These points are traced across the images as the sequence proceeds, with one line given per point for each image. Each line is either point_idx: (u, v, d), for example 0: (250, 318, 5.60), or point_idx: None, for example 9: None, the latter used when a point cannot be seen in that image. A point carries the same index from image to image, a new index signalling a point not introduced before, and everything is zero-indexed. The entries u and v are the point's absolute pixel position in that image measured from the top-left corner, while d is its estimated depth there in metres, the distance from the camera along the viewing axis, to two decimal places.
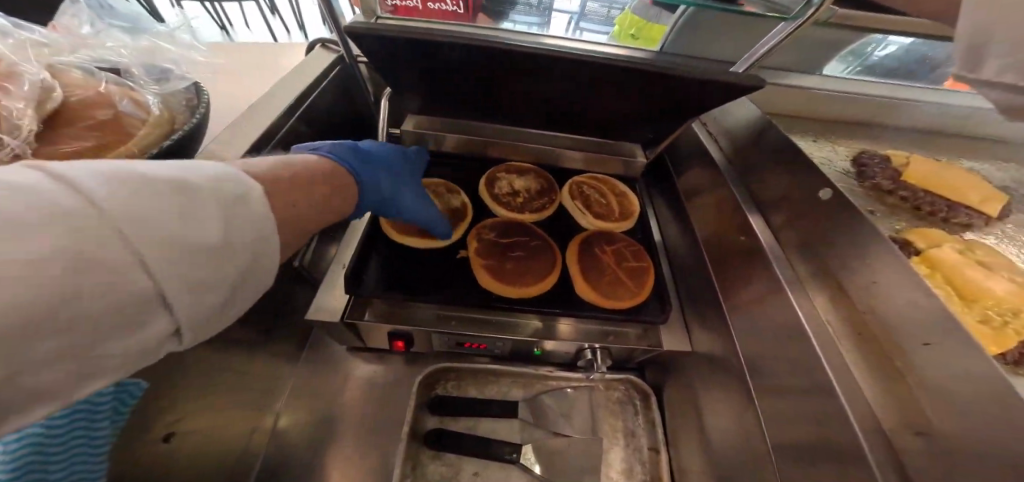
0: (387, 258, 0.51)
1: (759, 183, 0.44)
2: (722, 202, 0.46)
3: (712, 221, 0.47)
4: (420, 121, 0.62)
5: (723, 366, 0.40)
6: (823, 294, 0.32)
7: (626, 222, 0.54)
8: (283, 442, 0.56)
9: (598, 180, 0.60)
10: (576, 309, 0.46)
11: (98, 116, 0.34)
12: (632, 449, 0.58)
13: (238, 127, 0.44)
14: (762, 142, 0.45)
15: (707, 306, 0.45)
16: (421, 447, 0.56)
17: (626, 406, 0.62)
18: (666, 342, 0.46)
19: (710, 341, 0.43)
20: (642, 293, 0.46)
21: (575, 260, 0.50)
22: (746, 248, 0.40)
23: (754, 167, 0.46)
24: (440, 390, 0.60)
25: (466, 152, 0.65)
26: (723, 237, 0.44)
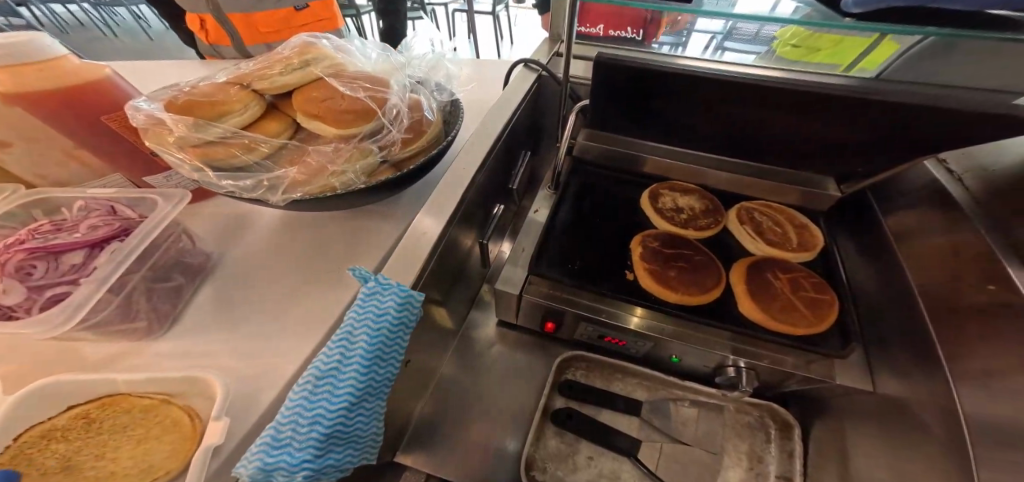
0: (559, 247, 0.59)
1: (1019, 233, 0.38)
2: (958, 250, 0.41)
3: (940, 269, 0.42)
4: (591, 135, 0.69)
5: (939, 430, 0.36)
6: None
7: (805, 253, 0.51)
8: (440, 382, 0.68)
9: (771, 207, 0.58)
10: (738, 324, 0.46)
11: (417, 117, 0.52)
12: (754, 473, 0.54)
13: (475, 136, 0.60)
14: None
15: (916, 360, 0.40)
16: (549, 422, 0.61)
17: (756, 433, 0.57)
18: (841, 379, 0.43)
19: (918, 398, 0.39)
20: (822, 325, 0.44)
21: (740, 279, 0.49)
22: (996, 301, 0.35)
23: (1013, 216, 0.39)
24: (570, 375, 0.65)
25: (633, 166, 0.70)
26: (957, 288, 0.39)
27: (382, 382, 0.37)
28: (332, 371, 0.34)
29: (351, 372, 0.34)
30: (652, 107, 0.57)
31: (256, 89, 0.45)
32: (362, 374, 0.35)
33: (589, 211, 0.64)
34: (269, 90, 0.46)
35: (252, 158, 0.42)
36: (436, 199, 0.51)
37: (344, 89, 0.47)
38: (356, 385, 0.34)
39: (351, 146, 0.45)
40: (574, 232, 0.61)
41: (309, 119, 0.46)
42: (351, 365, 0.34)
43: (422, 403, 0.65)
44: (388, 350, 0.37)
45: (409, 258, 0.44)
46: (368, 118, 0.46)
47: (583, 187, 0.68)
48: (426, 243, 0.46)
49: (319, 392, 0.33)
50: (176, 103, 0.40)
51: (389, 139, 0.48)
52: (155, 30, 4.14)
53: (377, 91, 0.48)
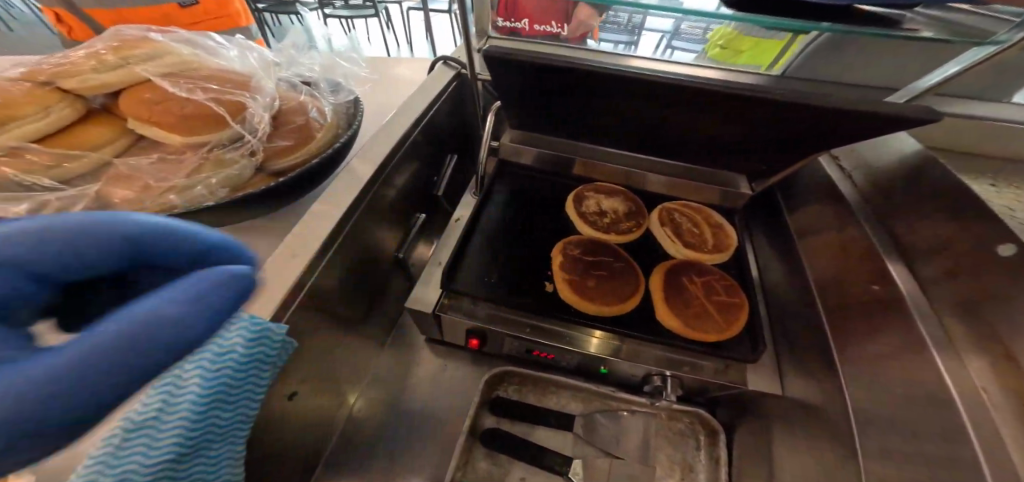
0: (474, 258, 0.55)
1: (898, 226, 0.38)
2: (847, 245, 0.41)
3: (832, 264, 0.42)
4: (519, 136, 0.66)
5: (834, 429, 0.35)
6: (981, 359, 0.27)
7: (721, 254, 0.50)
8: (360, 411, 0.62)
9: (690, 206, 0.57)
10: (654, 333, 0.44)
11: (297, 122, 0.46)
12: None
13: (377, 137, 0.54)
14: (914, 182, 0.40)
15: (815, 358, 0.40)
16: (475, 445, 0.57)
17: (687, 441, 0.56)
18: (754, 383, 0.43)
19: (817, 397, 0.38)
20: (732, 330, 0.43)
21: (658, 286, 0.47)
22: (878, 298, 0.35)
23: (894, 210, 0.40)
24: (501, 392, 0.62)
25: (559, 169, 0.67)
26: (845, 283, 0.39)
27: (234, 413, 0.32)
28: (151, 421, 0.27)
29: (176, 422, 0.27)
30: (565, 109, 0.54)
31: (64, 88, 0.37)
32: (194, 419, 0.28)
33: (512, 217, 0.61)
34: (84, 91, 0.37)
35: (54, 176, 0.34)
36: (322, 211, 0.44)
37: (177, 90, 0.38)
38: (186, 432, 0.28)
39: (199, 157, 0.38)
40: (492, 240, 0.57)
41: (146, 126, 0.39)
42: (177, 415, 0.27)
43: (339, 437, 0.59)
44: (239, 377, 0.31)
45: (277, 283, 0.37)
46: (219, 123, 0.39)
47: (512, 192, 0.65)
48: (298, 266, 0.39)
49: (127, 448, 0.26)
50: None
51: (249, 148, 0.40)
52: (65, 25, 3.70)
53: (228, 93, 0.40)
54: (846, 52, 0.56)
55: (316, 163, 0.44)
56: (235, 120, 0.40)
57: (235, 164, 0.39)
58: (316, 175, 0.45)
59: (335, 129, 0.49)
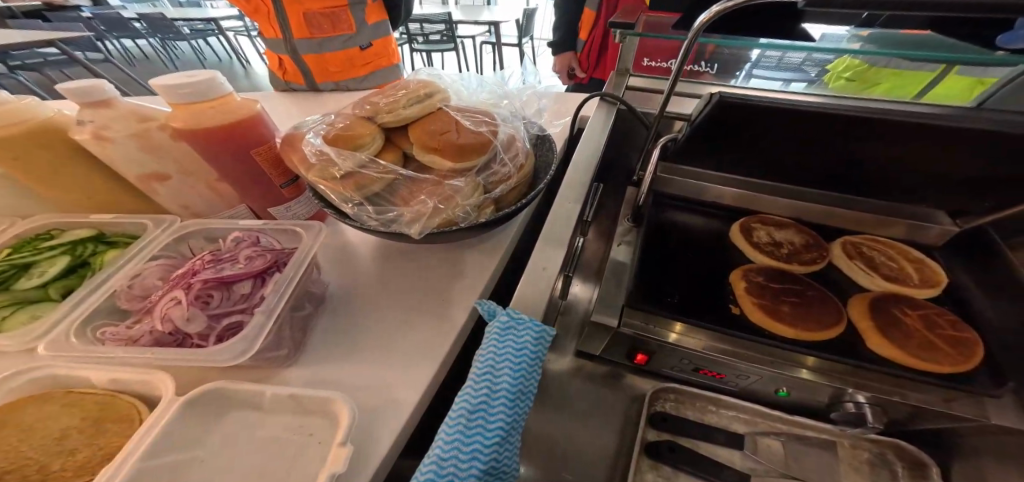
0: (654, 276, 0.58)
1: None
2: None
3: None
4: (667, 169, 0.72)
5: None
6: None
7: (932, 289, 0.49)
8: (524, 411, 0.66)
9: (876, 240, 0.56)
10: (867, 361, 0.44)
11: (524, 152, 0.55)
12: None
13: (572, 169, 0.60)
14: None
15: None
16: (646, 456, 0.58)
17: (879, 472, 0.53)
18: (997, 419, 0.39)
19: None
20: (968, 365, 0.42)
21: (865, 316, 0.48)
22: None
23: None
24: (660, 408, 0.63)
25: (716, 198, 0.70)
26: None
27: (522, 417, 0.38)
28: (482, 405, 0.35)
29: (499, 408, 0.35)
30: (747, 141, 0.58)
31: (380, 123, 0.49)
32: (510, 410, 0.35)
33: (682, 246, 0.63)
34: (390, 123, 0.49)
35: (382, 185, 0.45)
36: (549, 230, 0.50)
37: (465, 122, 0.50)
38: (506, 423, 0.35)
39: (471, 180, 0.48)
40: (669, 264, 0.60)
41: (426, 152, 0.48)
42: (499, 401, 0.35)
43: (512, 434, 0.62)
44: (528, 381, 0.38)
45: (532, 289, 0.44)
46: (479, 153, 0.49)
47: (666, 219, 0.68)
48: (550, 277, 0.45)
49: (474, 424, 0.34)
50: (331, 137, 0.45)
51: (504, 175, 0.50)
52: (209, 63, 4.51)
53: (486, 129, 0.51)
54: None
55: (536, 192, 0.52)
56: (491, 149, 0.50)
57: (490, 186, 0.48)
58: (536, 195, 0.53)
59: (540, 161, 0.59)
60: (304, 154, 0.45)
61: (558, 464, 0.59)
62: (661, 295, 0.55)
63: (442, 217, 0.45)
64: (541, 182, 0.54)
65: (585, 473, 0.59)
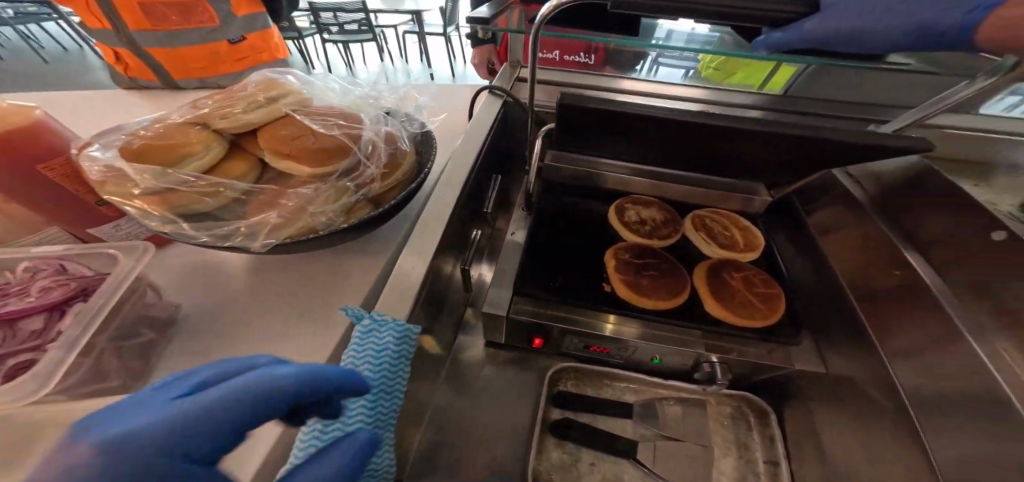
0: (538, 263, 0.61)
1: (909, 222, 0.47)
2: (865, 242, 0.50)
3: (855, 260, 0.51)
4: (557, 157, 0.76)
5: (880, 391, 0.42)
6: (1000, 332, 0.35)
7: (751, 252, 0.60)
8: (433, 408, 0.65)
9: (722, 214, 0.66)
10: (704, 323, 0.53)
11: (394, 151, 0.53)
12: (745, 461, 0.58)
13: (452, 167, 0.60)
14: (918, 188, 0.48)
15: (850, 334, 0.48)
16: (547, 433, 0.62)
17: (737, 423, 0.62)
18: (798, 363, 0.50)
19: (853, 367, 0.46)
20: (775, 317, 0.51)
21: (704, 282, 0.56)
22: (898, 284, 0.44)
23: (904, 214, 0.48)
24: (562, 387, 0.66)
25: (599, 185, 0.75)
26: (869, 278, 0.48)
27: (390, 417, 0.38)
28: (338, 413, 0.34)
29: (357, 414, 0.35)
30: (607, 137, 0.63)
31: (214, 129, 0.45)
32: (370, 414, 0.35)
33: (569, 234, 0.67)
34: (228, 129, 0.45)
35: (216, 201, 0.42)
36: (420, 227, 0.50)
37: (315, 126, 0.47)
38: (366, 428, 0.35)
39: (331, 185, 0.45)
40: (553, 251, 0.64)
41: (279, 160, 0.45)
42: (357, 407, 0.35)
43: (419, 435, 0.61)
44: (393, 381, 0.38)
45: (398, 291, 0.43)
46: (338, 156, 0.46)
47: (557, 208, 0.72)
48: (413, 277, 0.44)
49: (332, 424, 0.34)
50: (131, 150, 0.40)
51: (370, 176, 0.48)
52: (55, 55, 3.71)
53: (344, 128, 0.48)
54: (824, 80, 0.66)
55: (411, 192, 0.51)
56: (353, 152, 0.47)
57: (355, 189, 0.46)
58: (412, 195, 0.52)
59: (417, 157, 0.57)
60: (99, 173, 0.39)
61: (465, 455, 0.60)
62: (545, 283, 0.58)
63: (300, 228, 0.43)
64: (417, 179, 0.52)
65: (491, 460, 0.60)
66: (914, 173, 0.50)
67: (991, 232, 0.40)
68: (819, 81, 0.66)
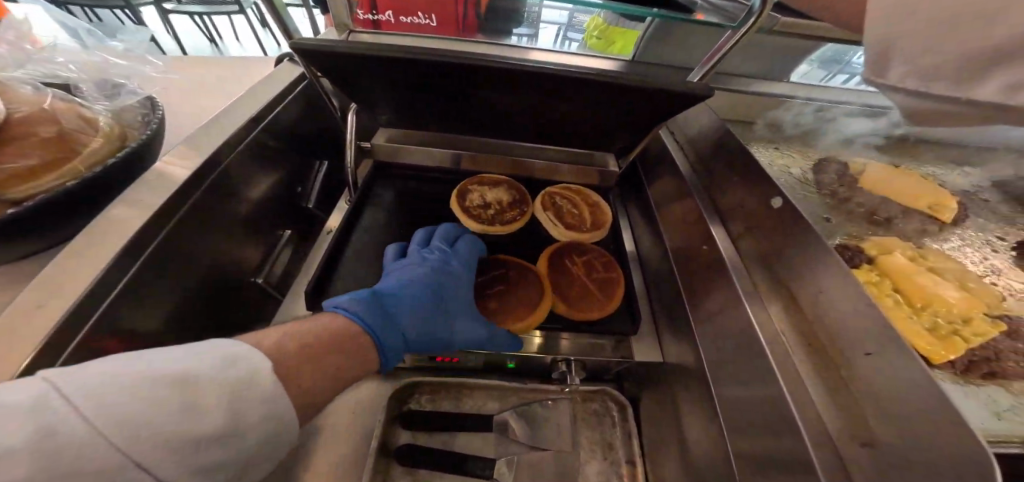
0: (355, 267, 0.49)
1: (719, 187, 0.44)
2: (686, 210, 0.47)
3: (681, 231, 0.47)
4: (393, 138, 0.62)
5: (693, 371, 0.39)
6: (780, 303, 0.32)
7: (599, 231, 0.54)
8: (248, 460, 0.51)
9: (571, 189, 0.60)
10: (546, 320, 0.46)
11: (43, 134, 0.36)
12: (610, 462, 0.53)
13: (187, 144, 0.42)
14: (722, 151, 0.45)
15: (678, 313, 0.45)
16: (391, 463, 0.52)
17: (603, 419, 0.57)
18: (638, 354, 0.46)
19: (680, 347, 0.43)
20: (613, 305, 0.46)
21: (544, 271, 0.49)
22: (705, 255, 0.41)
23: (716, 180, 0.45)
24: (414, 404, 0.57)
25: (446, 166, 0.64)
26: (690, 248, 0.44)
27: None
28: None
29: None
30: (426, 101, 0.51)
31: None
32: None
33: (404, 229, 0.56)
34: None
35: None
36: (100, 228, 0.33)
37: None
38: None
39: None
40: (375, 253, 0.52)
41: None
42: None
43: None
44: None
45: (24, 337, 0.27)
46: None
47: (394, 198, 0.60)
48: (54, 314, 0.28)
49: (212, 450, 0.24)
50: None
51: None
52: None
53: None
54: (669, 46, 0.61)
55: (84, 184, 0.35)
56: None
57: None
58: (90, 198, 0.36)
59: (113, 144, 0.41)
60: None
61: None
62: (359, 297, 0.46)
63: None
64: (101, 167, 0.37)
65: None
66: (717, 133, 0.47)
67: (769, 198, 0.35)
68: (662, 47, 0.62)
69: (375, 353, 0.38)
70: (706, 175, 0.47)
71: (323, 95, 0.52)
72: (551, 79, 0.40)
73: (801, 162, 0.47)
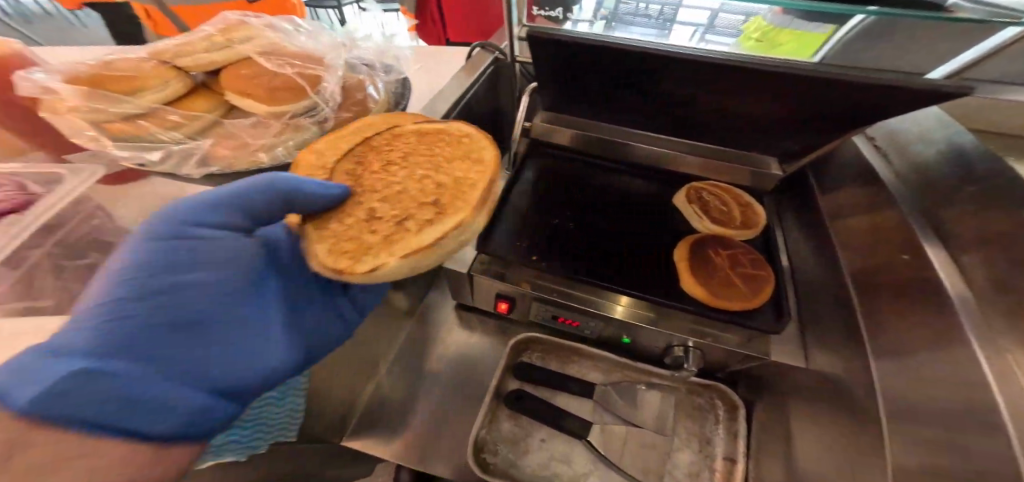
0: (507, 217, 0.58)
1: (935, 205, 0.39)
2: (879, 225, 0.42)
3: (865, 246, 0.43)
4: (552, 118, 0.69)
5: (854, 390, 0.36)
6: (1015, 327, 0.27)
7: (748, 230, 0.52)
8: (390, 374, 0.61)
9: (717, 185, 0.59)
10: (680, 299, 0.46)
11: (359, 97, 0.52)
12: (703, 455, 0.52)
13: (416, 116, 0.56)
14: (956, 163, 0.41)
15: (843, 330, 0.41)
16: (500, 403, 0.57)
17: (704, 413, 0.56)
18: (775, 354, 0.44)
19: (839, 365, 0.39)
20: (759, 301, 0.44)
21: (683, 255, 0.49)
22: (903, 270, 0.36)
23: (932, 193, 0.40)
24: (526, 357, 0.62)
25: (589, 150, 0.69)
26: (876, 264, 0.40)
27: None
28: None
29: None
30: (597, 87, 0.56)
31: (179, 68, 0.47)
32: None
33: (554, 196, 0.61)
34: (195, 70, 0.47)
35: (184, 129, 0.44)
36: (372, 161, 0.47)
37: (270, 67, 0.48)
38: None
39: (282, 122, 0.46)
40: (522, 212, 0.58)
41: (242, 97, 0.47)
42: None
43: (375, 382, 0.60)
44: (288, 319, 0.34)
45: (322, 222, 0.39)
46: (300, 96, 0.47)
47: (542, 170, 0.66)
48: None
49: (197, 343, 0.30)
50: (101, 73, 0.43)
51: (320, 116, 0.47)
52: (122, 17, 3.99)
53: (309, 70, 0.49)
54: None
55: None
56: (314, 90, 0.48)
57: (306, 128, 0.46)
58: None
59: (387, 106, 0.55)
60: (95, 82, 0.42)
61: (415, 418, 0.57)
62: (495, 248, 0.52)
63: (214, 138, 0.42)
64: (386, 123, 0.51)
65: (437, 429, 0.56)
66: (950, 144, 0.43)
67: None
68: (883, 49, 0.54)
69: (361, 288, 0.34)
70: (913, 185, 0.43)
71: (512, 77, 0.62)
72: (748, 72, 0.41)
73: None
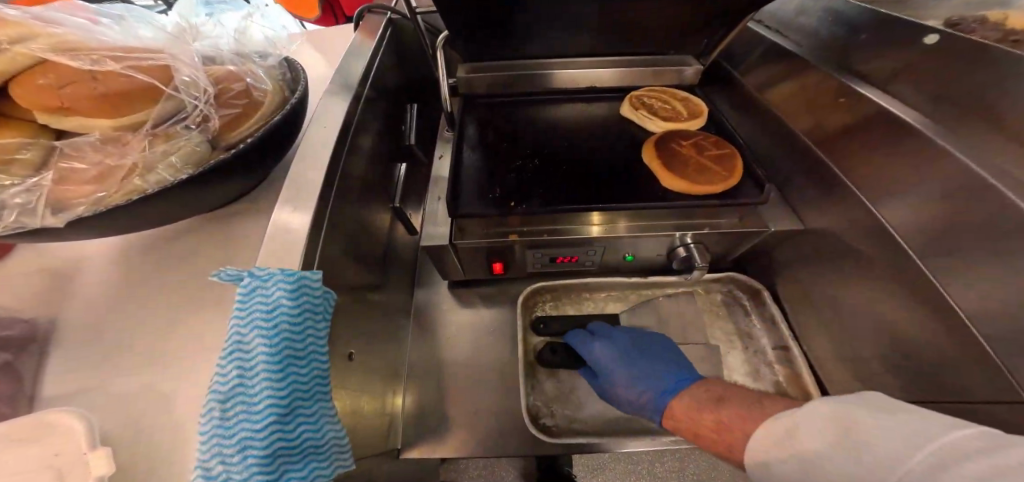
0: (465, 177, 0.53)
1: (856, 59, 0.45)
2: (811, 90, 0.48)
3: (808, 114, 0.48)
4: (473, 68, 0.64)
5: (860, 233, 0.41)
6: (979, 134, 0.33)
7: (696, 119, 0.56)
8: (414, 393, 0.54)
9: (656, 90, 0.62)
10: (666, 200, 0.47)
11: (235, 87, 0.39)
12: (752, 352, 0.53)
13: (337, 90, 0.46)
14: (841, 20, 0.48)
15: (814, 183, 0.46)
16: (535, 364, 0.54)
17: (733, 310, 0.57)
18: (773, 223, 0.46)
19: (830, 215, 0.44)
20: (735, 177, 0.47)
21: (654, 157, 0.50)
22: (854, 113, 0.42)
23: (848, 51, 0.46)
24: (541, 311, 0.59)
25: (521, 91, 0.66)
26: (822, 123, 0.46)
27: (316, 393, 0.28)
28: (239, 398, 0.24)
29: (262, 394, 0.24)
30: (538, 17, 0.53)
31: None
32: (284, 400, 0.25)
33: (499, 143, 0.58)
34: None
35: None
36: (310, 148, 0.40)
37: (81, 63, 0.30)
38: (282, 411, 0.25)
39: (144, 135, 0.32)
40: (483, 168, 0.54)
41: (53, 115, 0.30)
42: (259, 387, 0.24)
43: (403, 406, 0.53)
44: (251, 386, 0.25)
45: (278, 245, 0.32)
46: (150, 97, 0.32)
47: (480, 122, 0.62)
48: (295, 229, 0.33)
49: (235, 434, 0.23)
50: None
51: (198, 118, 0.34)
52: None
53: (142, 59, 0.33)
54: None
55: (267, 136, 0.38)
56: (170, 88, 0.33)
57: (188, 136, 0.33)
58: (284, 137, 0.40)
59: (280, 93, 0.43)
60: None
61: (459, 421, 0.52)
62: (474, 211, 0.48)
63: (6, 167, 0.28)
64: (274, 120, 0.39)
65: (487, 422, 0.52)
66: (829, 9, 0.50)
67: (922, 37, 0.39)
68: None
69: (327, 402, 0.29)
70: (828, 52, 0.49)
71: (420, 33, 0.56)
72: None
73: (936, 18, 0.42)
